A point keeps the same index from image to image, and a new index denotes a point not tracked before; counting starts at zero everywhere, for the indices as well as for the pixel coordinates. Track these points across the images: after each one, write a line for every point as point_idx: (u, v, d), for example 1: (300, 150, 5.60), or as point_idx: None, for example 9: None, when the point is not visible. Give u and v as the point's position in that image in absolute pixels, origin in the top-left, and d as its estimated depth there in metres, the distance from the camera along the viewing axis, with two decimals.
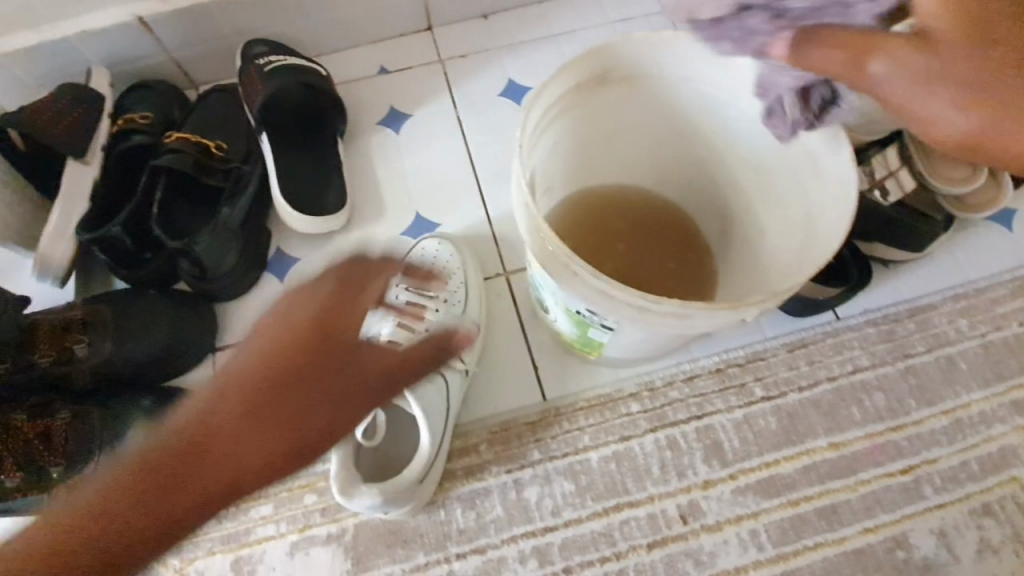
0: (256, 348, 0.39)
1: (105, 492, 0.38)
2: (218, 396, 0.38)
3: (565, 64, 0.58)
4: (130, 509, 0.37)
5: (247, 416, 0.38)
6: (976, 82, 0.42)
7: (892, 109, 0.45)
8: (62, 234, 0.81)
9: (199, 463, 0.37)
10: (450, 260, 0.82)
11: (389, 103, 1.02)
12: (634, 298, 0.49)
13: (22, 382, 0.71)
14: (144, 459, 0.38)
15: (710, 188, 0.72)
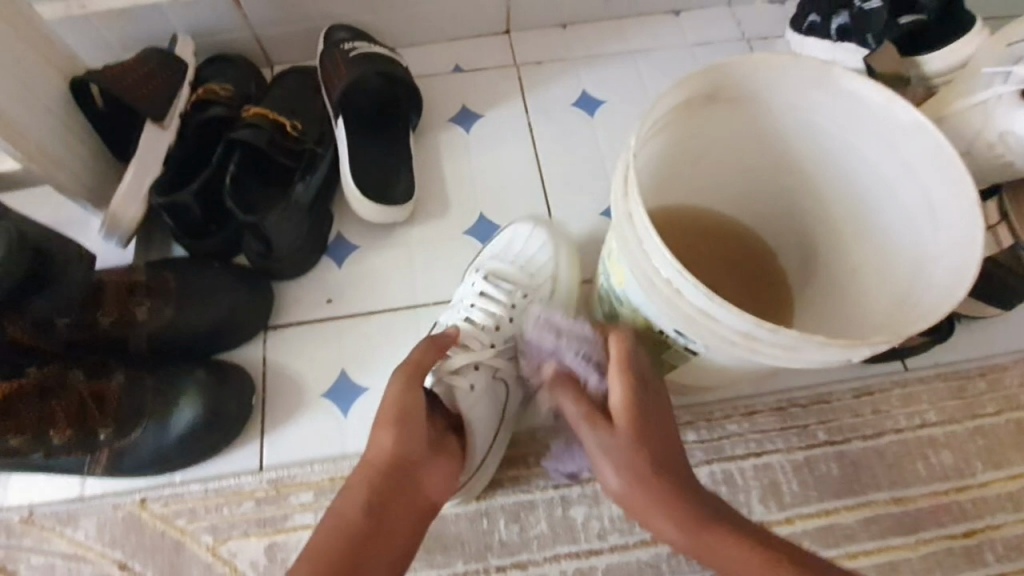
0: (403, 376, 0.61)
1: (386, 457, 0.56)
2: (410, 379, 0.61)
3: (683, 77, 0.56)
4: (405, 445, 0.57)
5: (416, 375, 0.61)
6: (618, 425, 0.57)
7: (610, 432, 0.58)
8: (133, 196, 0.81)
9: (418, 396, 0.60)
10: (541, 247, 0.79)
11: (461, 101, 1.01)
12: (746, 321, 0.47)
13: (78, 342, 0.70)
14: (395, 417, 0.58)
15: (799, 221, 0.71)
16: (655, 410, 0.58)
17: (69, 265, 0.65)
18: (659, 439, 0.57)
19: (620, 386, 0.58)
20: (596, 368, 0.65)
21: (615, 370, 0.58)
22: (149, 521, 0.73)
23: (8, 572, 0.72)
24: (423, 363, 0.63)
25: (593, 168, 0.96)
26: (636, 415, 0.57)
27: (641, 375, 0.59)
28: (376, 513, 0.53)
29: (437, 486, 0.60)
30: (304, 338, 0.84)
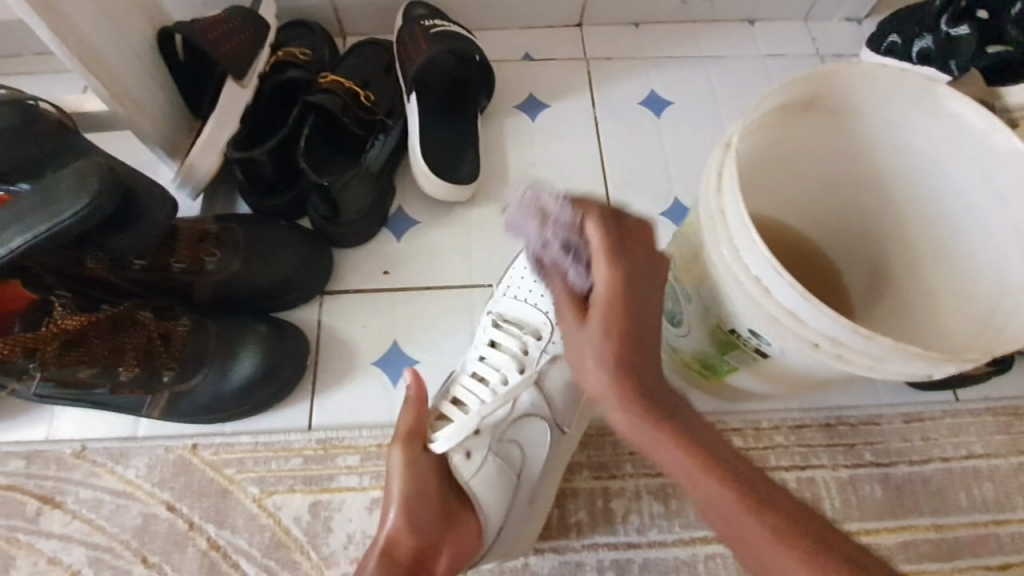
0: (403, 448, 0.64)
1: (395, 542, 0.59)
2: (409, 452, 0.63)
3: (791, 79, 0.58)
4: (412, 529, 0.60)
5: (414, 448, 0.64)
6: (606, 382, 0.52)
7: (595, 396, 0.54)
8: (211, 148, 0.82)
9: (421, 474, 0.63)
10: None
11: (529, 89, 1.01)
12: (839, 326, 0.48)
13: (149, 282, 0.71)
14: (401, 501, 0.61)
15: (872, 238, 0.71)
16: (643, 334, 0.53)
17: (152, 206, 0.65)
18: (643, 369, 0.53)
19: (608, 267, 0.54)
20: (579, 257, 0.60)
21: (597, 258, 0.54)
22: (199, 467, 0.74)
23: (56, 502, 0.74)
24: (409, 435, 0.64)
25: (656, 169, 0.96)
26: (615, 301, 0.53)
27: (630, 257, 0.54)
28: None
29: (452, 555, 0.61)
30: (358, 306, 0.85)
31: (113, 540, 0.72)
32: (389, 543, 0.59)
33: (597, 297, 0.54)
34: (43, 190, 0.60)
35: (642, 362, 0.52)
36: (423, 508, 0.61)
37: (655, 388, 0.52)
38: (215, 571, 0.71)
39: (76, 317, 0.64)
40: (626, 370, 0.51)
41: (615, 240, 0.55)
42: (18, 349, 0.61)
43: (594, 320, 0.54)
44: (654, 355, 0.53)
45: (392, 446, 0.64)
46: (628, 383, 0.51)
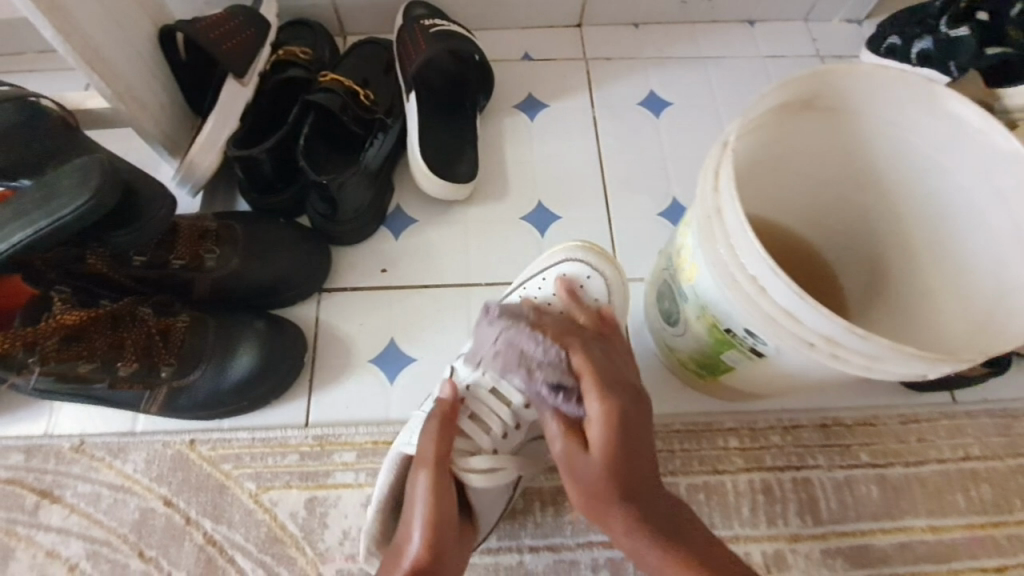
0: (429, 461, 0.59)
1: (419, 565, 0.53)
2: (436, 465, 0.59)
3: (787, 79, 0.58)
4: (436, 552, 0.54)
5: (442, 461, 0.59)
6: (602, 506, 0.54)
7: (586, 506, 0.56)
8: (211, 145, 0.83)
9: (447, 489, 0.58)
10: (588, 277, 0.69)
11: (528, 89, 1.02)
12: (835, 325, 0.48)
13: (148, 279, 0.72)
14: (429, 517, 0.56)
15: (869, 238, 0.71)
16: (636, 440, 0.55)
17: (153, 204, 0.66)
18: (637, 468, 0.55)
19: (599, 401, 0.55)
20: (571, 391, 0.59)
21: (590, 388, 0.56)
22: (196, 462, 0.75)
23: (55, 496, 0.74)
24: (442, 457, 0.59)
25: (654, 169, 0.96)
26: (614, 433, 0.54)
27: (619, 399, 0.55)
28: None
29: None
30: (356, 304, 0.85)
31: (112, 534, 0.73)
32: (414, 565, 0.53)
33: (591, 423, 0.55)
34: (44, 187, 0.60)
35: (635, 469, 0.54)
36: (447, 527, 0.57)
37: (643, 492, 0.55)
38: (211, 566, 0.71)
39: (75, 312, 0.65)
40: (616, 487, 0.54)
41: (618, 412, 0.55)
42: (17, 344, 0.61)
43: (591, 450, 0.55)
44: (647, 456, 0.56)
45: (425, 469, 0.59)
46: (618, 517, 0.54)
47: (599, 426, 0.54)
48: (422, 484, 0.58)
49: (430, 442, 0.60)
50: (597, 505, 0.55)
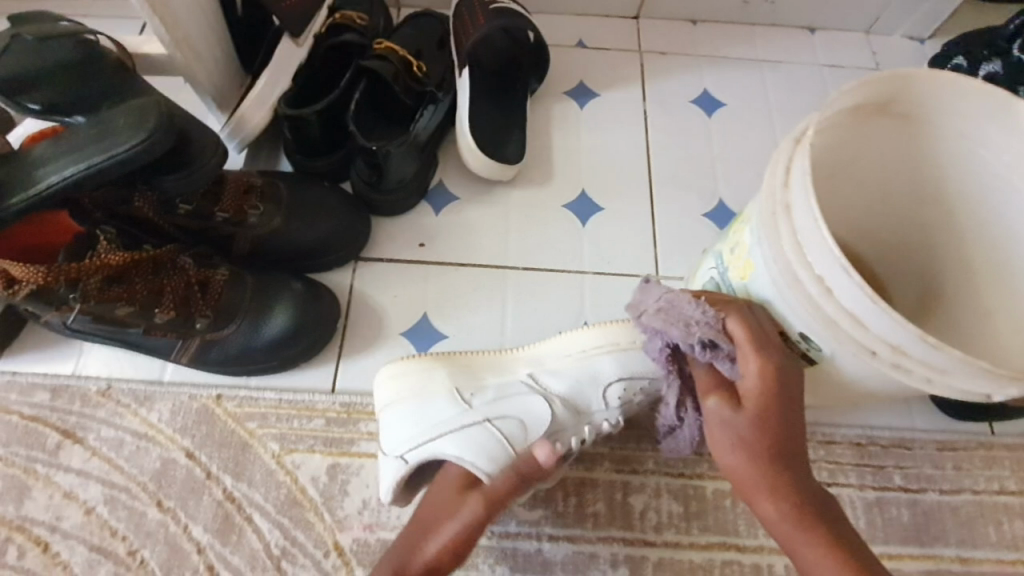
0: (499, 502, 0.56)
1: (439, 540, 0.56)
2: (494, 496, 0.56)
3: (868, 80, 0.57)
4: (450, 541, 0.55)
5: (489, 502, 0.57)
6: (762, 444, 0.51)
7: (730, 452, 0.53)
8: (262, 101, 0.81)
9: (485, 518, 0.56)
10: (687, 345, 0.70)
11: (580, 76, 1.00)
12: (906, 332, 0.48)
13: (191, 228, 0.72)
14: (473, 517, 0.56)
15: (925, 257, 0.69)
16: (796, 405, 0.52)
17: (206, 153, 0.65)
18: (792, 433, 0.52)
19: (757, 359, 0.53)
20: (725, 351, 0.57)
21: (746, 349, 0.54)
22: (222, 418, 0.75)
23: (78, 438, 0.74)
24: (473, 512, 0.55)
25: (703, 168, 0.94)
26: (768, 391, 0.52)
27: (776, 355, 0.54)
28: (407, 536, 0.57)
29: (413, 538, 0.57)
30: (391, 275, 0.84)
31: (131, 481, 0.72)
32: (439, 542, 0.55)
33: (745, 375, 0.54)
34: (99, 123, 0.60)
35: (795, 414, 0.52)
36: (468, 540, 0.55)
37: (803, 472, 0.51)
38: (228, 523, 0.71)
39: (120, 253, 0.64)
40: (767, 432, 0.51)
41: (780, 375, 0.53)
42: (60, 279, 0.61)
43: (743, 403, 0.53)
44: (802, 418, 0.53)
45: (431, 535, 0.55)
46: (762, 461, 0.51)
47: (751, 378, 0.53)
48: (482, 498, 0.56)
49: (444, 491, 0.61)
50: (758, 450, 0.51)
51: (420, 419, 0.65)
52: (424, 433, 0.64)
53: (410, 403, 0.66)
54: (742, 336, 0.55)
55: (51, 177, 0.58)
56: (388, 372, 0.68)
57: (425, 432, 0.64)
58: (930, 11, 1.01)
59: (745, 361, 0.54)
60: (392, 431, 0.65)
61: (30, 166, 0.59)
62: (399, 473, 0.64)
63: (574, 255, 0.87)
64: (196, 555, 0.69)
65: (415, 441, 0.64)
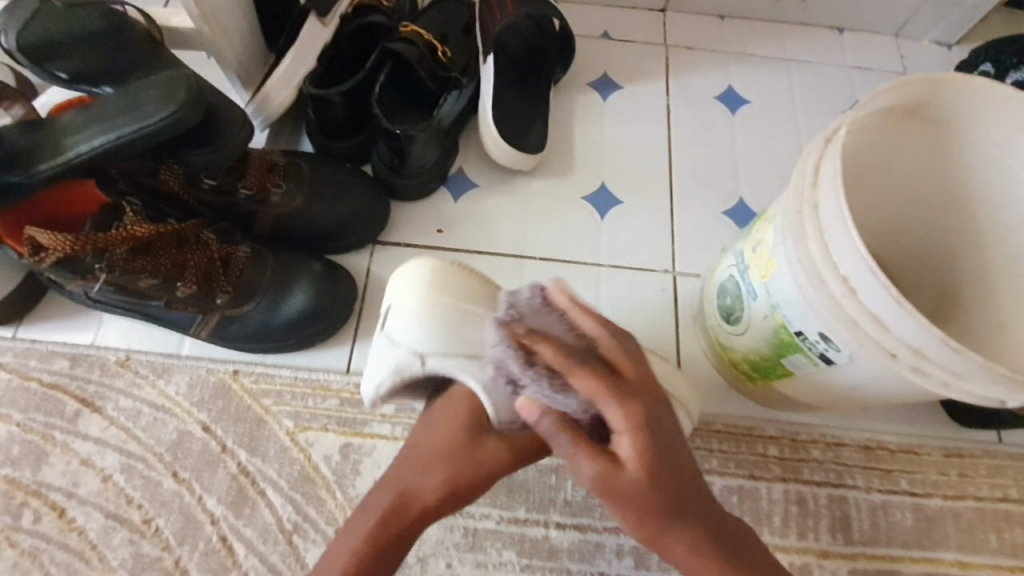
0: (511, 456, 0.57)
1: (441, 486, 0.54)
2: (512, 451, 0.57)
3: (902, 82, 0.57)
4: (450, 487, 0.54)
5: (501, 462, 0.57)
6: (652, 500, 0.48)
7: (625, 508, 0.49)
8: (287, 81, 0.81)
9: (491, 474, 0.56)
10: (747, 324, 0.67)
11: (604, 68, 0.99)
12: (930, 335, 0.48)
13: (215, 204, 0.72)
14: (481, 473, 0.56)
15: (946, 263, 0.69)
16: (668, 440, 0.51)
17: (232, 130, 0.65)
18: (677, 473, 0.50)
19: (621, 404, 0.50)
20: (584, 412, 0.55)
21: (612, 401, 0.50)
22: (238, 393, 0.76)
23: (95, 407, 0.75)
24: (493, 461, 0.56)
25: (724, 166, 0.93)
26: (644, 441, 0.49)
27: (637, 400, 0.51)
28: (414, 469, 0.55)
29: (416, 473, 0.55)
30: (409, 260, 0.85)
31: (147, 451, 0.73)
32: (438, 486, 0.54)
33: (619, 433, 0.50)
34: (128, 94, 0.60)
35: (672, 456, 0.50)
36: (467, 491, 0.55)
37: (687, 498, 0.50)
38: (241, 496, 0.72)
39: (146, 226, 0.64)
40: (653, 484, 0.48)
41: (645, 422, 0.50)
42: (88, 248, 0.61)
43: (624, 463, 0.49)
44: (685, 450, 0.52)
45: (437, 476, 0.54)
46: (657, 512, 0.48)
47: (627, 435, 0.49)
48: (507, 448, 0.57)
49: (453, 431, 0.57)
50: (650, 507, 0.48)
51: (454, 333, 0.62)
52: (456, 348, 0.62)
53: (446, 314, 0.64)
54: (595, 389, 0.51)
55: (80, 146, 0.59)
56: (414, 271, 0.68)
57: (455, 348, 0.62)
58: (960, 16, 1.00)
59: (609, 415, 0.50)
60: (416, 328, 0.63)
61: (59, 134, 0.60)
62: (407, 368, 0.61)
63: (591, 246, 0.87)
64: (209, 526, 0.70)
65: (443, 350, 0.62)
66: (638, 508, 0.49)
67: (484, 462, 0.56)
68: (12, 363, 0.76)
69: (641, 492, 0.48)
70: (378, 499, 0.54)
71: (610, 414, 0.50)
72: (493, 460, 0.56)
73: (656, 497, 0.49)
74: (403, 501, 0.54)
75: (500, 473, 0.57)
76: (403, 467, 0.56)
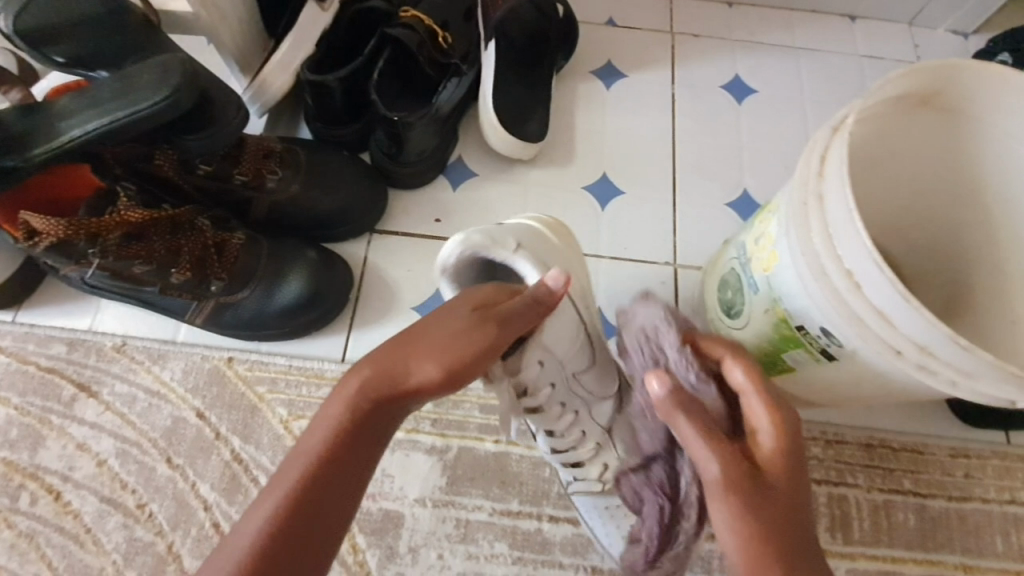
0: (498, 339, 0.47)
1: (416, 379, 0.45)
2: (497, 333, 0.47)
3: (914, 68, 0.55)
4: (429, 378, 0.46)
5: (488, 341, 0.47)
6: (780, 518, 0.42)
7: (742, 503, 0.43)
8: (285, 66, 0.81)
9: (474, 358, 0.47)
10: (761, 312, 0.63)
11: (608, 56, 0.97)
12: (938, 332, 0.46)
13: (210, 190, 0.72)
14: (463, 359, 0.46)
15: (957, 259, 0.67)
16: (804, 471, 0.46)
17: (228, 115, 0.65)
18: (804, 509, 0.44)
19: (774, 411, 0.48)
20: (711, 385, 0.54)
21: (766, 404, 0.48)
22: (232, 380, 0.75)
23: (91, 392, 0.75)
24: (478, 339, 0.47)
25: (729, 157, 0.91)
26: (785, 451, 0.46)
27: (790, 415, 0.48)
28: (392, 360, 0.46)
29: (395, 361, 0.46)
30: (406, 248, 0.84)
31: (141, 437, 0.73)
32: (414, 379, 0.45)
33: (764, 434, 0.47)
34: (122, 79, 0.59)
35: (805, 490, 0.45)
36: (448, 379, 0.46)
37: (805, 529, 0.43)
38: (234, 483, 0.72)
39: (140, 211, 0.64)
40: (787, 501, 0.43)
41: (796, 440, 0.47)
42: (81, 233, 0.61)
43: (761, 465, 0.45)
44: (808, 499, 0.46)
45: (430, 358, 0.46)
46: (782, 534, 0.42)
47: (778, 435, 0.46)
48: (491, 326, 0.47)
49: (448, 322, 0.48)
50: (777, 523, 0.42)
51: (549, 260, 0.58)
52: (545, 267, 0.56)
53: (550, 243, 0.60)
54: (742, 381, 0.51)
55: (73, 131, 0.58)
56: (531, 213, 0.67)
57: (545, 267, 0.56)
58: (978, 3, 0.96)
59: (750, 408, 0.49)
60: (521, 227, 0.59)
61: (53, 119, 0.59)
62: (497, 246, 0.55)
63: (591, 237, 0.86)
64: (202, 513, 0.71)
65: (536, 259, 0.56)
66: (759, 519, 0.42)
67: (463, 343, 0.46)
68: (10, 347, 0.77)
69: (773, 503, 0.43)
70: (350, 385, 0.45)
71: (760, 419, 0.48)
72: (477, 341, 0.46)
73: (781, 514, 0.43)
74: (384, 384, 0.45)
75: (489, 349, 0.47)
76: (380, 355, 0.46)
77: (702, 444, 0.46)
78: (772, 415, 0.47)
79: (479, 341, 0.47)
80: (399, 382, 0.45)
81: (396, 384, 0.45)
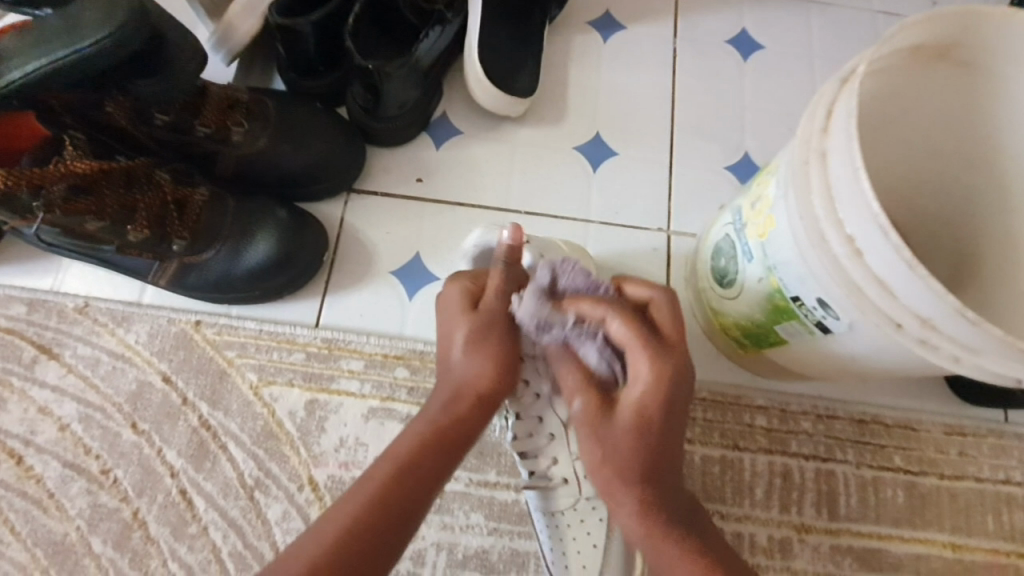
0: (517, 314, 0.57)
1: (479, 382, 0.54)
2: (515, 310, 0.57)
3: (935, 13, 0.50)
4: (492, 377, 0.54)
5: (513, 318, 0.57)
6: (625, 451, 0.50)
7: (596, 439, 0.52)
8: (251, 9, 0.74)
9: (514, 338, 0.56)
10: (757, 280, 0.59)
11: (606, 6, 0.90)
12: (943, 304, 0.42)
13: (170, 142, 0.67)
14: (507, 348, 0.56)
15: (966, 229, 0.62)
16: (681, 405, 0.51)
17: (185, 58, 0.59)
18: (665, 444, 0.51)
19: (648, 357, 0.50)
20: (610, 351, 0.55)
21: (639, 353, 0.51)
22: (200, 344, 0.72)
23: (53, 354, 0.72)
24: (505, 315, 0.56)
25: (730, 118, 0.86)
26: (653, 398, 0.50)
27: (665, 353, 0.51)
28: (452, 380, 0.55)
29: (459, 379, 0.54)
30: (385, 209, 0.79)
31: (106, 401, 0.71)
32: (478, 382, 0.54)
33: (635, 380, 0.51)
34: (63, 13, 0.52)
35: (672, 424, 0.51)
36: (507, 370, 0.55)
37: (666, 469, 0.51)
38: (202, 450, 0.69)
39: (88, 162, 0.59)
40: (638, 440, 0.50)
41: (666, 381, 0.50)
42: (22, 184, 0.55)
43: (621, 409, 0.52)
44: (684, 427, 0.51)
45: (484, 362, 0.54)
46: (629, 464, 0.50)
47: (643, 381, 0.50)
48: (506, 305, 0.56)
49: (474, 329, 0.55)
50: (624, 455, 0.51)
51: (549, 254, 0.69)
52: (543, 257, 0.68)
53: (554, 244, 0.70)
54: (626, 336, 0.52)
55: (11, 73, 0.51)
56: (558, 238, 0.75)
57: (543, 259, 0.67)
58: None
59: (635, 364, 0.51)
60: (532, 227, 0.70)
61: None
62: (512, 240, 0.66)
63: (581, 200, 0.81)
64: (169, 479, 0.68)
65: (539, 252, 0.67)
66: (606, 452, 0.52)
67: (501, 334, 0.56)
68: None
69: (625, 444, 0.51)
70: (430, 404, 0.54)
71: (636, 363, 0.51)
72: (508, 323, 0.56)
73: (634, 450, 0.50)
74: (453, 401, 0.54)
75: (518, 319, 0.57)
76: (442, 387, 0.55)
77: (575, 388, 0.55)
78: (642, 366, 0.51)
79: (511, 324, 0.56)
80: (468, 392, 0.54)
81: (465, 394, 0.54)
